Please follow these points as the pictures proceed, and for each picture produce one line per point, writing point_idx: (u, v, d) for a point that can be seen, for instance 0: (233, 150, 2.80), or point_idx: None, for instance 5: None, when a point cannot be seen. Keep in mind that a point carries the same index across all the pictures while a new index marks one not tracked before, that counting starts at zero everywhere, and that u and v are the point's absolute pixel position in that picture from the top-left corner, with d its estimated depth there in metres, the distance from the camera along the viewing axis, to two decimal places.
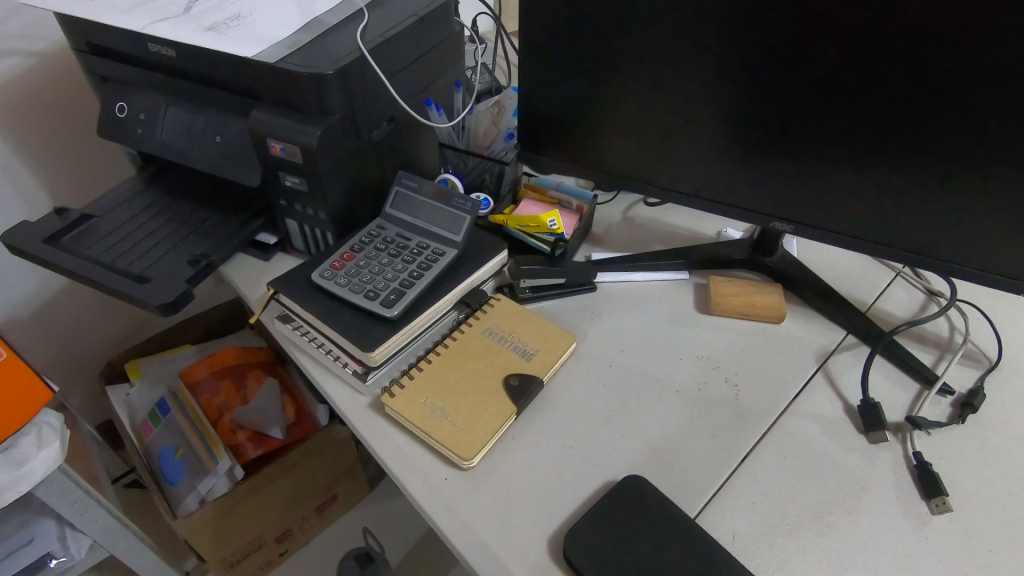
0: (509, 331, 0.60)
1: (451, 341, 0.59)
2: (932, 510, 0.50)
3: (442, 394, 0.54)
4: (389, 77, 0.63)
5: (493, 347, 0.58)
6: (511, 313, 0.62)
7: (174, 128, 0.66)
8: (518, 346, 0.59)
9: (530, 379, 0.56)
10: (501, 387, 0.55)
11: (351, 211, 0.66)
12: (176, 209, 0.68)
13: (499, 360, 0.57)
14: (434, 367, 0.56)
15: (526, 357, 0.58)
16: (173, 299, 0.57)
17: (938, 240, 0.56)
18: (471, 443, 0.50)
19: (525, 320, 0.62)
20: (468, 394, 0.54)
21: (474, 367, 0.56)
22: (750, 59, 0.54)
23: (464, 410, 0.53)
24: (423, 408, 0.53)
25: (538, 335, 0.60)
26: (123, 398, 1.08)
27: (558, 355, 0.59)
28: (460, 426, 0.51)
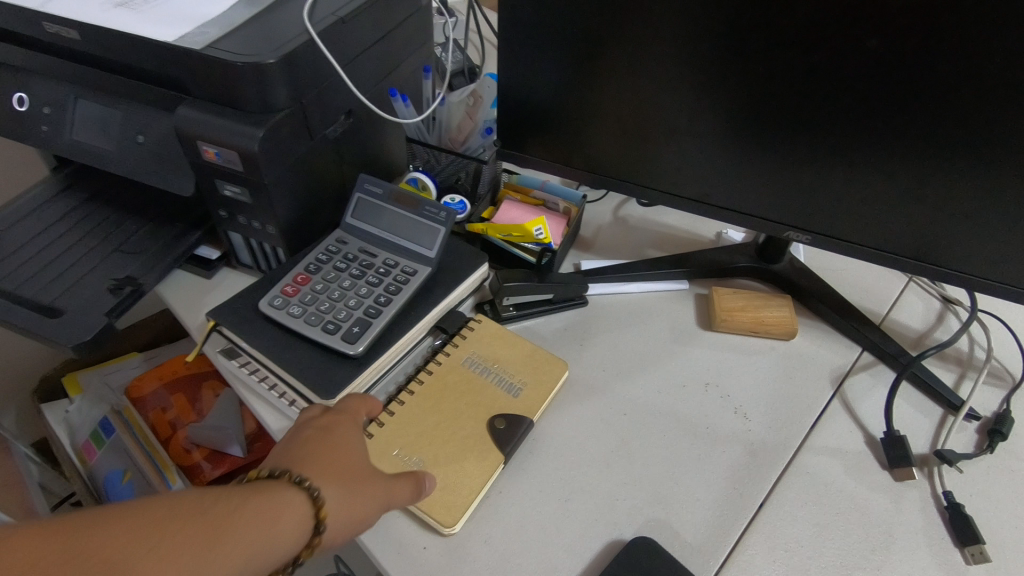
0: (493, 360, 0.53)
1: (426, 376, 0.51)
2: (968, 560, 0.45)
3: (417, 444, 0.46)
4: (345, 65, 0.54)
5: (476, 381, 0.51)
6: (494, 337, 0.55)
7: (87, 126, 0.55)
8: (503, 379, 0.52)
9: (519, 421, 0.48)
10: (485, 433, 0.48)
11: (306, 222, 0.57)
12: (96, 220, 0.58)
13: (482, 398, 0.50)
14: (408, 409, 0.49)
15: (513, 393, 0.50)
16: (90, 337, 0.48)
17: (971, 254, 0.50)
18: (453, 504, 0.43)
19: (510, 345, 0.54)
20: (448, 443, 0.47)
21: (455, 408, 0.49)
22: (772, 47, 0.46)
23: (445, 463, 0.45)
24: (396, 463, 0.45)
25: (527, 364, 0.53)
26: (61, 417, 0.98)
27: (550, 388, 0.52)
28: (440, 484, 0.44)
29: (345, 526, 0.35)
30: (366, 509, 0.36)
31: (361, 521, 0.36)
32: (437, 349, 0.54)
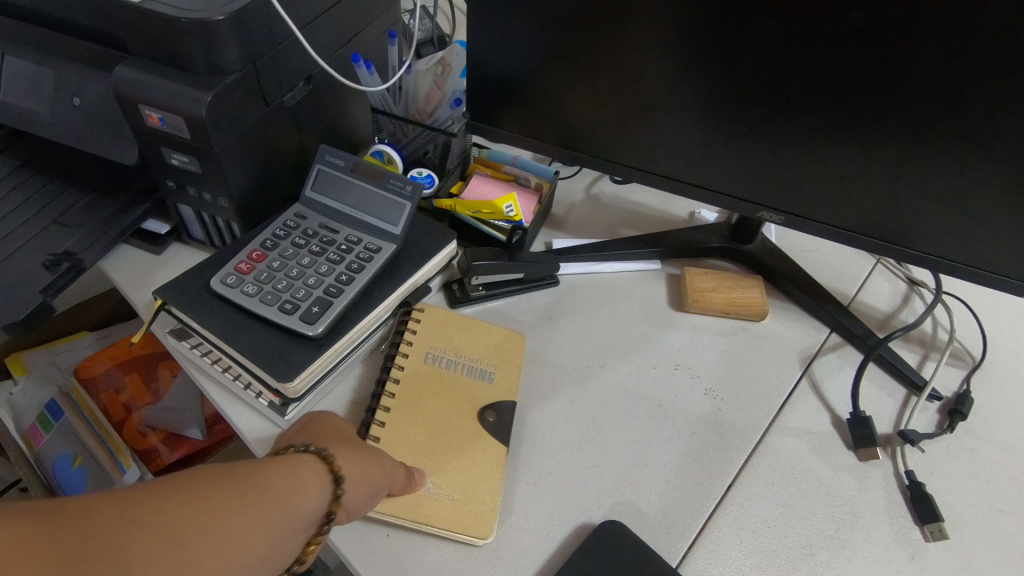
0: (453, 350, 0.51)
1: (393, 385, 0.48)
2: (928, 537, 0.45)
3: (418, 465, 0.44)
4: (303, 26, 0.50)
5: (446, 378, 0.49)
6: (444, 326, 0.52)
7: (16, 86, 0.50)
8: (470, 366, 0.50)
9: (503, 409, 0.48)
10: (480, 428, 0.46)
11: (262, 195, 0.54)
12: (29, 189, 0.54)
13: (462, 394, 0.48)
14: (391, 425, 0.45)
15: (487, 379, 0.49)
16: (22, 316, 0.44)
17: (938, 235, 0.51)
18: (481, 511, 0.42)
19: (466, 330, 0.52)
20: (450, 453, 0.45)
21: (439, 412, 0.47)
22: (752, 18, 0.44)
23: (453, 476, 0.43)
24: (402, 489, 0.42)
25: (485, 346, 0.52)
26: (3, 398, 0.91)
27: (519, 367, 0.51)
28: (463, 496, 0.43)
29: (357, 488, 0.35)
30: (373, 475, 0.37)
31: (371, 483, 0.37)
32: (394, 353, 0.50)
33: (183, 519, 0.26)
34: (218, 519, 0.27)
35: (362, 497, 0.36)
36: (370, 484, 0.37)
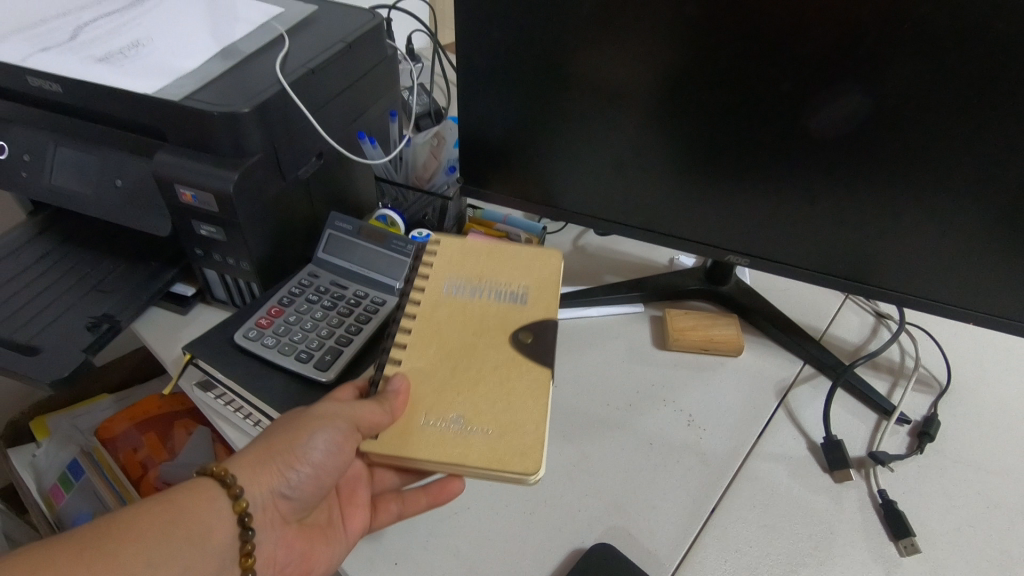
0: (479, 279, 0.52)
1: (412, 322, 0.49)
2: (902, 552, 0.48)
3: (449, 403, 0.44)
4: (315, 111, 0.58)
5: (473, 307, 0.50)
6: (461, 254, 0.53)
7: (65, 171, 0.58)
8: (500, 292, 0.51)
9: (540, 330, 0.49)
10: (516, 352, 0.48)
11: (279, 258, 0.60)
12: (72, 260, 0.60)
13: (493, 322, 0.49)
14: (419, 363, 0.47)
15: (520, 302, 0.51)
16: (67, 373, 0.50)
17: (887, 270, 0.56)
18: (526, 447, 0.43)
19: (492, 261, 0.53)
20: (480, 385, 0.46)
21: (467, 342, 0.48)
22: (702, 91, 0.51)
23: (489, 413, 0.44)
24: (433, 429, 0.43)
25: (511, 271, 0.53)
26: (28, 461, 0.96)
27: (551, 285, 0.52)
28: (502, 430, 0.43)
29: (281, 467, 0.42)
30: (283, 447, 0.42)
31: (290, 448, 0.42)
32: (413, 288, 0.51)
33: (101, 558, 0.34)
34: (103, 550, 0.34)
35: (291, 470, 0.42)
36: (288, 455, 0.42)
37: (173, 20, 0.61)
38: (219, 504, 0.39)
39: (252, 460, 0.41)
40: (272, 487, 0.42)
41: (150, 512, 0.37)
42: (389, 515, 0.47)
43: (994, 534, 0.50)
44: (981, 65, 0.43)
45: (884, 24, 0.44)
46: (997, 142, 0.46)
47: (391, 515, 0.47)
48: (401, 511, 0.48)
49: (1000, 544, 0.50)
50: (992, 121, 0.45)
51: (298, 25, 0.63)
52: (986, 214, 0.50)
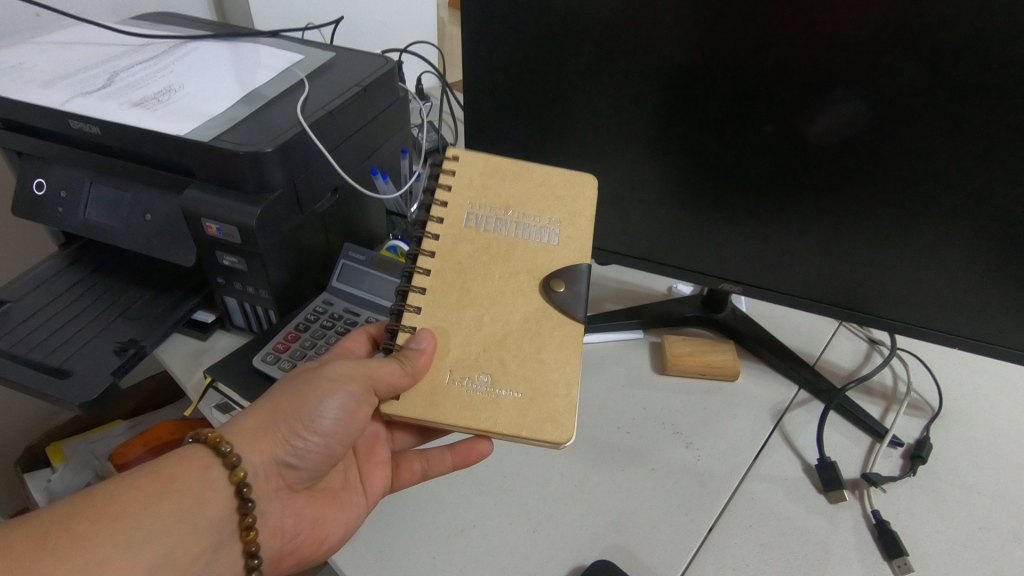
0: (503, 208, 0.50)
1: (430, 261, 0.49)
2: (895, 571, 0.50)
3: (475, 364, 0.46)
4: (332, 150, 0.62)
5: (497, 243, 0.49)
6: (485, 179, 0.51)
7: (99, 206, 0.62)
8: (529, 227, 0.50)
9: (569, 275, 0.49)
10: (546, 302, 0.48)
11: (295, 286, 0.63)
12: (101, 289, 0.64)
13: (521, 264, 0.49)
14: (440, 311, 0.47)
15: (549, 241, 0.50)
16: (97, 395, 0.53)
17: (874, 297, 0.59)
18: (555, 414, 0.45)
19: (517, 183, 0.51)
20: (507, 342, 0.47)
21: (492, 286, 0.48)
22: (691, 133, 0.54)
23: (516, 376, 0.46)
24: (459, 391, 0.45)
25: (541, 199, 0.51)
26: (43, 486, 0.96)
27: (583, 219, 0.51)
28: (530, 394, 0.45)
29: (289, 434, 0.45)
30: (289, 408, 0.45)
31: (297, 415, 0.45)
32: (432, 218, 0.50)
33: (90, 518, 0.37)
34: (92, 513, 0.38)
35: (299, 437, 0.45)
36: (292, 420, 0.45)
37: (203, 67, 0.66)
38: (212, 472, 0.42)
39: (256, 428, 0.44)
40: (277, 455, 0.45)
41: (128, 488, 0.39)
42: (412, 474, 0.54)
43: (986, 555, 0.51)
44: (950, 109, 0.46)
45: (859, 72, 0.47)
46: (969, 178, 0.49)
47: (414, 474, 0.54)
48: (424, 472, 0.54)
49: (992, 564, 0.51)
50: (963, 159, 0.48)
51: (317, 70, 0.68)
52: (965, 244, 0.52)
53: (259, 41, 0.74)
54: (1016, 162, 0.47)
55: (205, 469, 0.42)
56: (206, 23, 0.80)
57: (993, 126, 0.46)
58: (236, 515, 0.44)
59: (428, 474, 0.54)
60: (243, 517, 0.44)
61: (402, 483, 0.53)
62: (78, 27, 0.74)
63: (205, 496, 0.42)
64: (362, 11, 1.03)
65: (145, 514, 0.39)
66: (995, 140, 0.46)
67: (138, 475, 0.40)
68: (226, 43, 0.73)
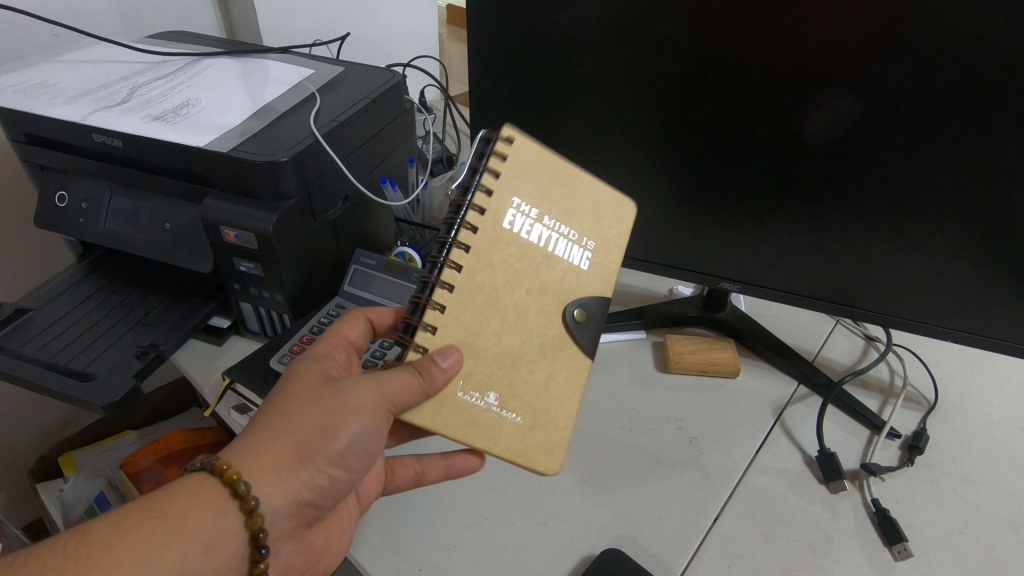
0: (549, 215, 0.44)
1: (463, 256, 0.41)
2: (896, 557, 0.51)
3: (486, 381, 0.43)
4: (343, 159, 0.64)
5: (536, 253, 0.44)
6: (537, 172, 0.43)
7: (118, 217, 0.64)
8: (569, 244, 0.45)
9: (594, 308, 0.47)
10: (563, 330, 0.46)
11: (309, 291, 0.66)
12: (120, 296, 0.66)
13: (552, 284, 0.45)
14: (459, 316, 0.41)
15: (582, 265, 0.46)
16: (119, 396, 0.54)
17: (869, 293, 0.61)
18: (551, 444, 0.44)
19: (563, 187, 0.45)
20: (520, 363, 0.44)
21: (518, 300, 0.43)
22: (688, 137, 0.57)
23: (520, 399, 0.44)
24: (466, 408, 0.42)
25: (589, 215, 0.46)
26: (56, 496, 0.95)
27: (616, 250, 0.48)
28: (530, 420, 0.44)
29: (312, 471, 0.41)
30: (313, 441, 0.41)
31: (321, 450, 0.41)
32: (472, 203, 0.42)
33: (90, 560, 0.35)
34: (92, 557, 0.35)
35: (323, 473, 0.42)
36: (316, 458, 0.41)
37: (218, 82, 0.69)
38: (225, 516, 0.39)
39: (275, 466, 0.40)
40: (299, 494, 0.42)
41: (128, 533, 0.36)
42: (404, 480, 0.53)
43: (983, 541, 0.53)
44: (934, 110, 0.49)
45: (846, 76, 0.49)
46: (954, 177, 0.51)
47: (407, 480, 0.53)
48: (417, 478, 0.53)
49: (989, 549, 0.52)
50: (948, 158, 0.50)
51: (327, 84, 0.71)
52: (953, 240, 0.54)
53: (269, 57, 0.77)
54: (998, 160, 0.49)
55: (217, 513, 0.39)
56: (218, 41, 0.83)
57: (974, 127, 0.48)
58: (247, 560, 0.40)
59: (423, 481, 0.54)
60: (256, 563, 0.41)
61: (394, 487, 0.53)
62: (96, 46, 0.77)
63: (215, 543, 0.39)
64: (367, 28, 1.06)
65: (143, 568, 0.35)
66: (977, 140, 0.49)
67: (143, 517, 0.37)
68: (239, 59, 0.76)
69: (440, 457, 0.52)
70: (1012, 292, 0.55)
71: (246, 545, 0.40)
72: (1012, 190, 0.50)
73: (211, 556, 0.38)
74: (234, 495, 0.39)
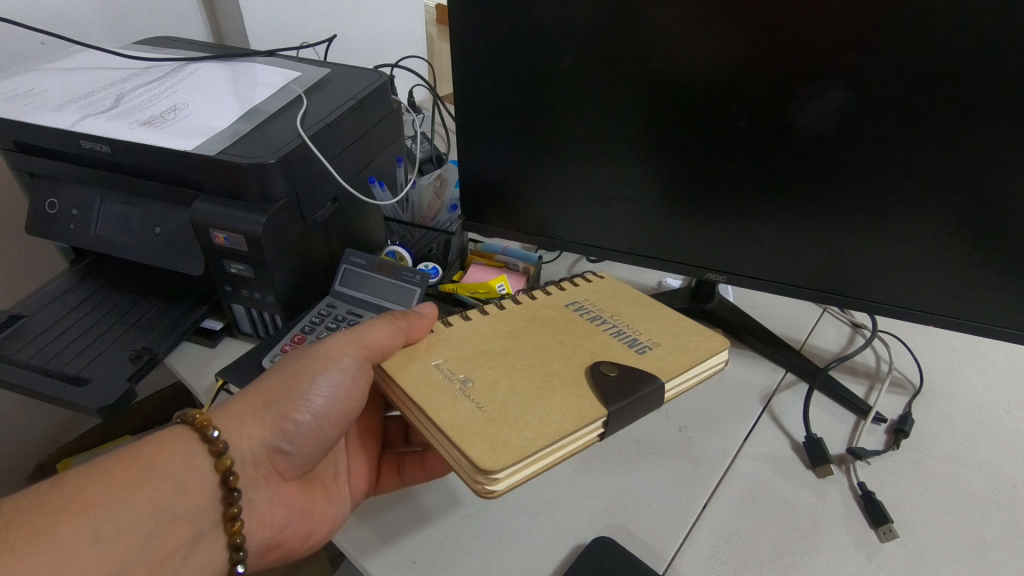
0: (611, 314, 0.54)
1: (516, 308, 0.54)
2: (882, 538, 0.52)
3: (470, 370, 0.46)
4: (331, 161, 0.65)
5: (586, 327, 0.51)
6: (614, 295, 0.57)
7: (109, 222, 0.64)
8: (630, 337, 0.51)
9: (629, 373, 0.46)
10: (585, 378, 0.46)
11: (300, 292, 0.66)
12: (113, 301, 0.66)
13: (593, 347, 0.49)
14: (485, 327, 0.51)
15: (636, 349, 0.49)
16: (115, 399, 0.55)
17: (853, 281, 0.62)
18: (497, 445, 0.39)
19: (640, 307, 0.55)
20: (516, 374, 0.46)
21: (550, 344, 0.49)
22: (671, 129, 0.58)
23: (495, 398, 0.44)
24: (439, 376, 0.46)
25: (660, 326, 0.52)
26: None
27: (683, 352, 0.49)
28: (490, 417, 0.42)
29: (277, 415, 0.49)
30: (280, 388, 0.49)
31: (283, 396, 0.49)
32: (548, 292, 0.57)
33: (65, 505, 0.38)
34: (65, 502, 0.38)
35: (290, 420, 0.49)
36: (280, 402, 0.49)
37: (205, 87, 0.70)
38: (194, 459, 0.44)
39: (243, 413, 0.48)
40: (267, 438, 0.49)
41: (102, 478, 0.40)
42: (393, 478, 0.58)
43: (968, 521, 0.54)
44: (909, 97, 0.49)
45: (821, 67, 0.50)
46: (930, 163, 0.52)
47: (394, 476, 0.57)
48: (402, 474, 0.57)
49: (974, 529, 0.53)
50: (926, 143, 0.51)
51: (314, 86, 0.71)
52: (933, 225, 0.55)
53: (257, 60, 0.78)
54: (974, 145, 0.50)
55: (187, 458, 0.44)
56: (204, 45, 0.83)
57: (950, 112, 0.49)
58: (221, 503, 0.46)
59: (410, 478, 0.57)
60: (229, 507, 0.46)
61: (385, 487, 0.57)
62: (83, 53, 0.77)
63: (187, 485, 0.43)
64: (354, 29, 1.06)
65: (118, 508, 0.39)
66: (950, 126, 0.50)
67: (115, 466, 0.41)
68: (226, 63, 0.76)
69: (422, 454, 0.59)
70: (992, 276, 0.56)
71: (218, 489, 0.45)
72: (989, 175, 0.51)
73: (182, 498, 0.43)
74: (204, 439, 0.45)
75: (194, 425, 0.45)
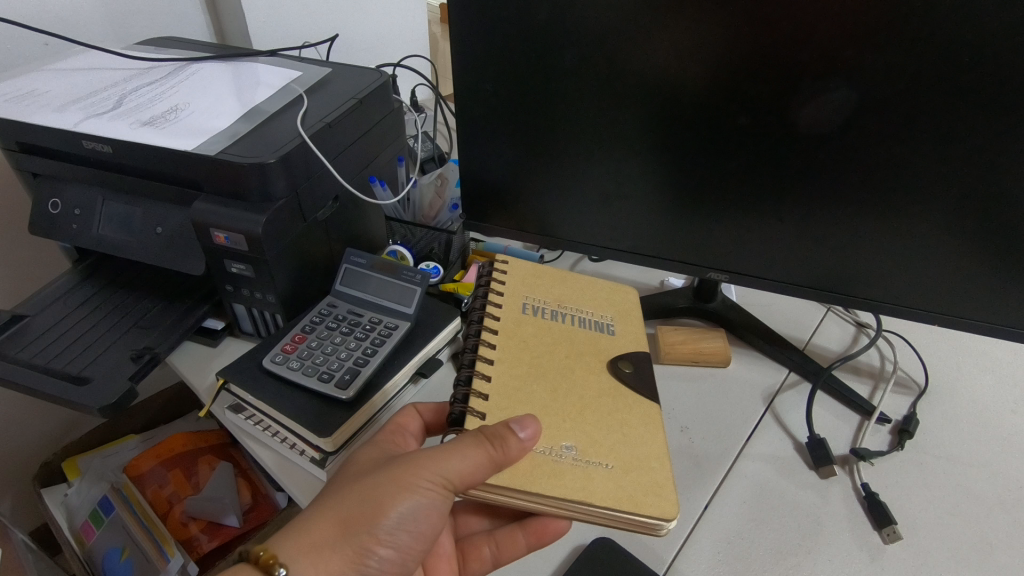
0: (558, 304, 0.57)
1: (493, 335, 0.52)
2: (885, 540, 0.52)
3: (561, 435, 0.46)
4: (331, 161, 0.65)
5: (555, 327, 0.55)
6: (534, 277, 0.59)
7: (111, 222, 0.65)
8: (595, 321, 0.57)
9: (632, 357, 0.53)
10: (619, 380, 0.51)
11: (301, 291, 0.66)
12: (115, 301, 0.66)
13: (587, 348, 0.54)
14: (506, 378, 0.49)
15: (609, 331, 0.56)
16: (116, 399, 0.55)
17: (857, 280, 0.61)
18: (658, 492, 0.44)
19: (572, 285, 0.60)
20: (587, 413, 0.48)
21: (554, 360, 0.51)
22: (672, 128, 0.57)
23: (603, 449, 0.46)
24: (548, 460, 0.44)
25: (603, 301, 0.60)
26: (59, 500, 0.93)
27: (632, 317, 0.59)
28: (622, 467, 0.45)
29: (359, 548, 0.40)
30: (363, 513, 0.41)
31: (366, 526, 0.40)
32: (493, 303, 0.56)
33: None
34: None
35: (372, 553, 0.41)
36: (362, 531, 0.40)
37: (206, 87, 0.70)
38: None
39: (318, 543, 0.40)
40: (347, 575, 0.40)
41: None
42: (481, 563, 0.51)
43: (972, 522, 0.53)
44: (912, 95, 0.49)
45: (823, 63, 0.50)
46: (935, 161, 0.51)
47: (484, 562, 0.50)
48: (496, 557, 0.50)
49: (980, 531, 0.53)
50: (932, 143, 0.51)
51: (315, 86, 0.71)
52: (938, 224, 0.55)
53: (259, 60, 0.78)
54: (979, 143, 0.49)
55: None
56: (205, 45, 0.84)
57: (955, 110, 0.48)
58: None
59: (502, 560, 0.50)
60: None
61: (473, 573, 0.51)
62: (86, 54, 0.77)
63: None
64: (356, 29, 1.06)
65: None
66: (954, 123, 0.49)
67: None
68: (228, 63, 0.76)
69: (516, 529, 0.50)
70: (999, 275, 0.56)
71: None
72: (993, 172, 0.50)
73: None
74: None
75: (259, 564, 0.38)
